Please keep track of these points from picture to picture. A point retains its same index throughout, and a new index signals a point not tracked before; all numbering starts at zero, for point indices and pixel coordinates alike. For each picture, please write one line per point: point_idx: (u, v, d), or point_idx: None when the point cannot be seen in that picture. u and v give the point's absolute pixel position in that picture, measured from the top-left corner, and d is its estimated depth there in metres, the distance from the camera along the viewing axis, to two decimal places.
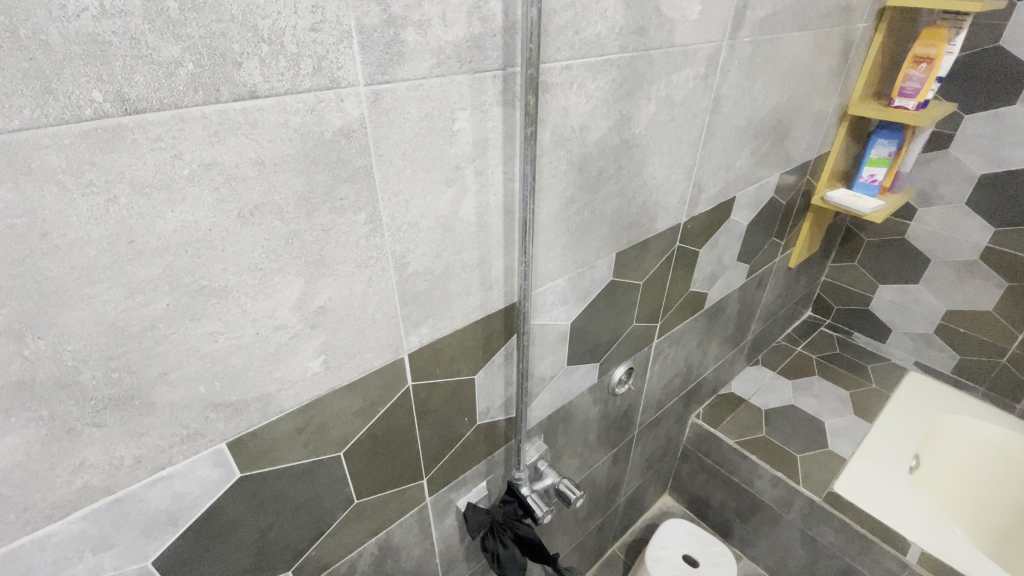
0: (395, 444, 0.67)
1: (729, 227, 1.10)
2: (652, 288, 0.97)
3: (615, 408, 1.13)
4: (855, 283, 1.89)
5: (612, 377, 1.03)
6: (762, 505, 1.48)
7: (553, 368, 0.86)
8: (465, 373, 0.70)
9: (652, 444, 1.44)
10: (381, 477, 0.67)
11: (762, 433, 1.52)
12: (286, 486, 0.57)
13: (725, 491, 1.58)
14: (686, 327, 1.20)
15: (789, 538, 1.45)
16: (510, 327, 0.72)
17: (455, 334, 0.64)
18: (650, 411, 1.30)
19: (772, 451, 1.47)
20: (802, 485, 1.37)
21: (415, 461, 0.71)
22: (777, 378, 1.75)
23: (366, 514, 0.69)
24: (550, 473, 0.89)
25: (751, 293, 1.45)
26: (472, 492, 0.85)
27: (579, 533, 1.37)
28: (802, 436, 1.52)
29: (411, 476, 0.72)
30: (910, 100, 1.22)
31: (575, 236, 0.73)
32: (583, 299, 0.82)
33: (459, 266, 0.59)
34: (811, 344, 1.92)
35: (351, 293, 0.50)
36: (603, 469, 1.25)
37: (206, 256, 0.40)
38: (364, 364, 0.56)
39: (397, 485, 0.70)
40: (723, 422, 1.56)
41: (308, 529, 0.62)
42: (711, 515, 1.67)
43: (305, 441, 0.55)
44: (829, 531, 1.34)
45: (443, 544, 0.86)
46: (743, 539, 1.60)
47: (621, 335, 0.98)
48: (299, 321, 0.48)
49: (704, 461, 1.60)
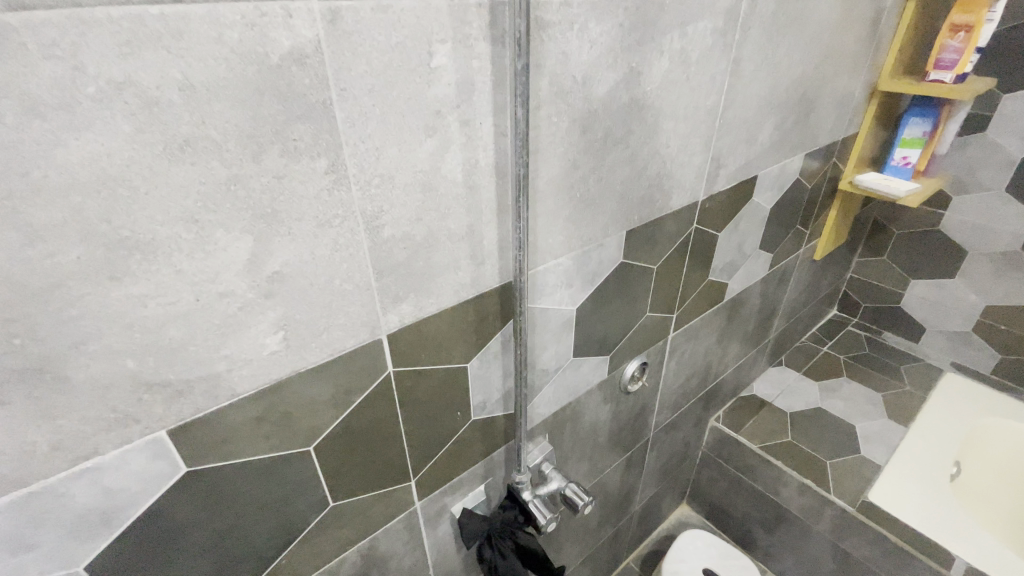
0: (376, 440, 0.59)
1: (753, 209, 1.01)
2: (667, 274, 0.89)
3: (629, 408, 1.04)
4: (884, 278, 1.80)
5: (624, 373, 0.95)
6: (788, 515, 1.38)
7: (557, 359, 0.78)
8: (456, 361, 0.62)
9: (669, 448, 1.34)
10: (360, 477, 0.60)
11: (787, 437, 1.42)
12: (245, 485, 0.49)
13: (747, 500, 1.47)
14: (705, 321, 1.11)
15: (819, 552, 1.34)
16: (507, 309, 0.64)
17: (443, 315, 0.57)
18: (666, 413, 1.21)
19: (798, 456, 1.36)
20: (833, 493, 1.27)
21: (400, 460, 0.63)
22: (802, 379, 1.64)
23: (344, 519, 0.61)
24: (555, 476, 0.81)
25: (774, 287, 1.35)
26: (469, 497, 0.77)
27: (590, 544, 1.28)
28: (830, 441, 1.41)
29: (397, 478, 0.64)
30: (947, 72, 1.14)
31: (580, 209, 0.65)
32: (590, 283, 0.74)
33: (444, 234, 0.52)
34: (837, 344, 1.81)
35: (312, 258, 0.43)
36: (616, 474, 1.16)
37: (126, 199, 0.33)
38: (333, 344, 0.49)
39: (380, 489, 0.63)
40: (745, 426, 1.46)
41: (277, 535, 0.55)
42: (732, 526, 1.57)
43: (267, 432, 0.48)
44: (863, 544, 1.23)
45: (438, 553, 0.78)
46: (767, 552, 1.49)
47: (634, 326, 0.90)
48: (250, 289, 0.41)
49: (725, 469, 1.49)
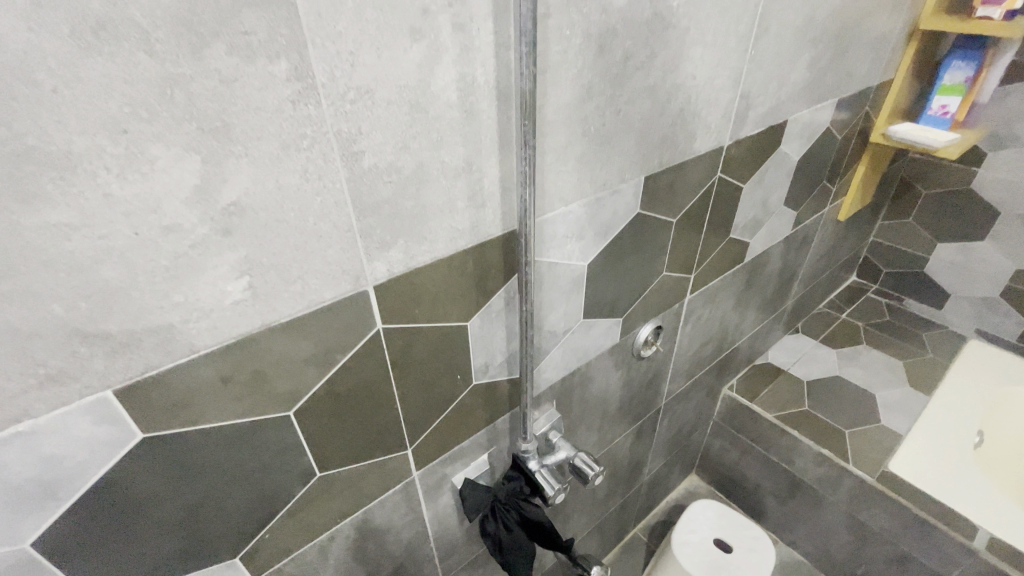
0: (364, 406, 0.53)
1: (780, 160, 0.93)
2: (686, 229, 0.81)
3: (642, 374, 0.98)
4: (908, 242, 1.71)
5: (637, 337, 0.88)
6: (802, 486, 1.33)
7: (567, 320, 0.71)
8: (455, 319, 0.56)
9: (681, 417, 1.29)
10: (350, 446, 0.54)
11: (804, 406, 1.37)
12: (216, 454, 0.44)
13: (760, 470, 1.43)
14: (723, 283, 1.04)
15: (833, 523, 1.30)
16: (511, 261, 0.57)
17: (438, 266, 0.50)
18: (679, 380, 1.15)
19: (815, 425, 1.31)
20: (851, 463, 1.21)
21: (394, 428, 0.58)
22: (819, 347, 1.58)
23: (334, 490, 0.56)
24: (563, 445, 0.76)
25: (795, 250, 1.27)
26: (471, 467, 0.72)
27: (598, 514, 1.24)
28: (849, 410, 1.36)
29: (391, 448, 0.59)
30: (996, 8, 1.03)
31: (594, 147, 0.57)
32: (604, 235, 0.67)
33: (437, 168, 0.44)
34: (856, 311, 1.74)
35: (278, 188, 0.36)
36: (626, 443, 1.11)
37: (27, 97, 0.26)
38: (308, 294, 0.42)
39: (372, 459, 0.57)
40: (760, 394, 1.40)
41: (257, 509, 0.50)
42: (742, 497, 1.53)
43: (237, 394, 0.42)
44: (881, 515, 1.18)
45: (439, 525, 0.74)
46: (778, 522, 1.46)
47: (649, 286, 0.83)
48: (202, 223, 0.34)
49: (737, 439, 1.44)
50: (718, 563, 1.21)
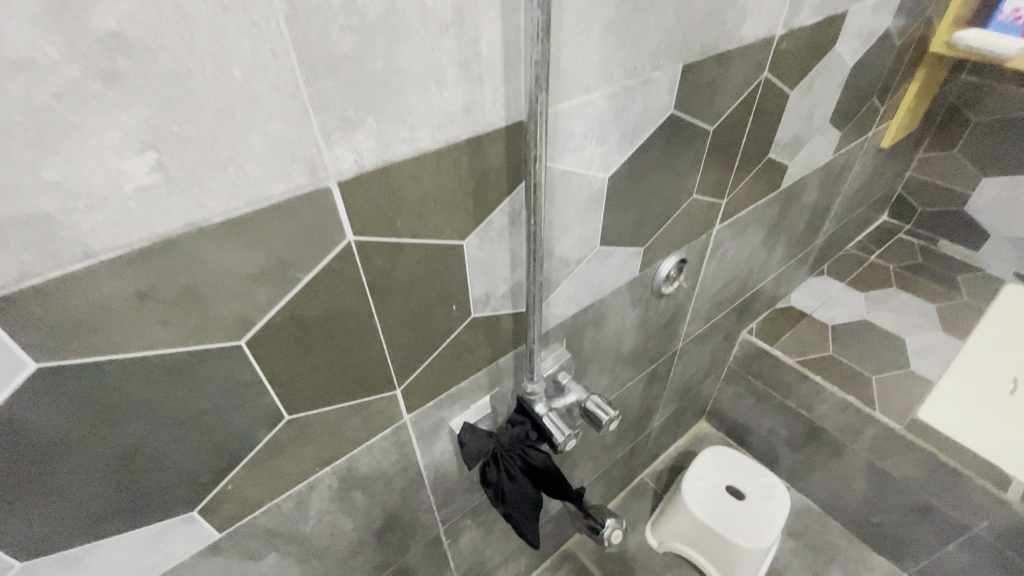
0: (338, 340, 0.44)
1: (832, 65, 0.79)
2: (722, 143, 0.69)
3: (661, 314, 0.89)
4: (949, 178, 1.56)
5: (659, 271, 0.78)
6: (820, 433, 1.27)
7: (583, 247, 0.61)
8: (449, 236, 0.45)
9: (697, 362, 1.20)
10: (323, 385, 0.45)
11: (828, 351, 1.28)
12: (147, 390, 0.35)
13: (775, 417, 1.36)
14: (754, 213, 0.92)
15: (851, 471, 1.24)
16: (518, 165, 0.46)
17: (425, 162, 0.39)
18: (698, 322, 1.06)
19: (839, 371, 1.23)
20: (877, 410, 1.14)
21: (376, 366, 0.49)
22: (846, 290, 1.48)
23: (308, 435, 0.48)
24: (574, 387, 0.68)
25: (832, 180, 1.14)
26: (471, 411, 0.64)
27: (605, 460, 1.19)
28: (876, 356, 1.27)
29: (374, 389, 0.50)
30: None
31: (624, 15, 0.45)
32: (630, 141, 0.55)
33: (417, 18, 0.33)
34: (886, 253, 1.62)
35: (183, 18, 0.26)
36: (639, 388, 1.04)
37: None
38: (247, 186, 0.32)
39: (351, 401, 0.49)
40: (781, 339, 1.32)
41: (213, 456, 0.42)
42: (754, 443, 1.47)
43: (164, 316, 0.33)
44: (905, 464, 1.12)
45: (435, 473, 0.67)
46: (791, 469, 1.41)
47: (677, 211, 0.71)
48: (71, 63, 0.24)
49: (753, 386, 1.37)
50: (730, 511, 1.17)
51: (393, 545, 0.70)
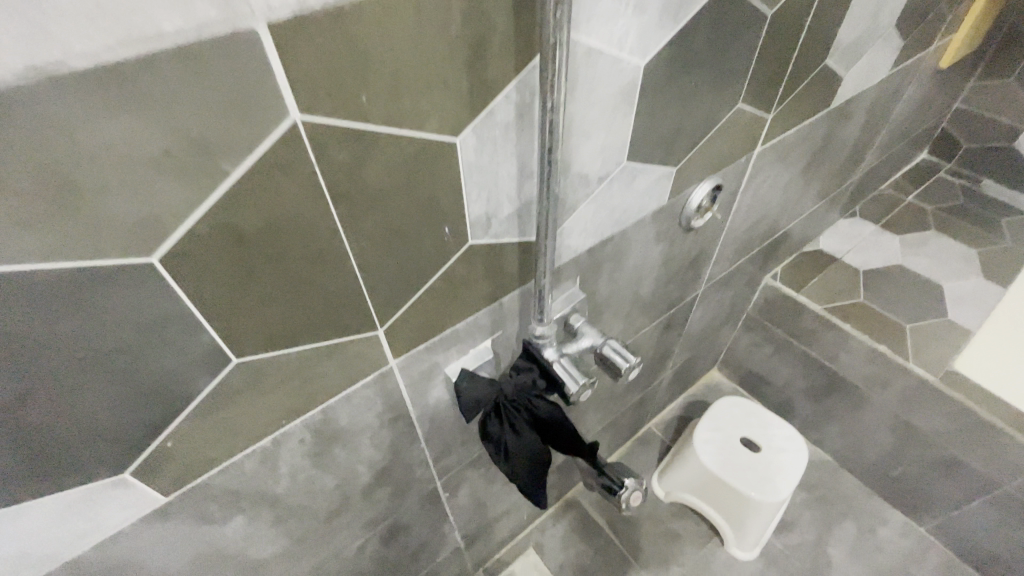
0: (292, 264, 0.34)
1: None
2: (778, 37, 0.56)
3: (688, 252, 0.78)
4: (1003, 109, 1.41)
5: (691, 199, 0.66)
6: (843, 385, 1.19)
7: (609, 161, 0.49)
8: (439, 129, 0.34)
9: (716, 308, 1.11)
10: (280, 320, 0.36)
11: (859, 297, 1.19)
12: (22, 322, 0.26)
13: (794, 367, 1.28)
14: (799, 136, 0.80)
15: (873, 424, 1.18)
16: (530, 33, 0.34)
17: (399, 9, 0.28)
18: (723, 263, 0.95)
19: (870, 319, 1.14)
20: (910, 360, 1.06)
21: (348, 301, 0.39)
22: (879, 233, 1.36)
23: (268, 382, 0.39)
24: (588, 331, 0.58)
25: (882, 104, 1.00)
26: (470, 357, 0.54)
27: (614, 410, 1.12)
28: (910, 304, 1.17)
29: (347, 330, 0.41)
30: None
31: None
32: (673, 16, 0.43)
33: None
34: (923, 194, 1.49)
35: None
36: (655, 335, 0.95)
37: None
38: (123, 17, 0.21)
39: (319, 343, 0.40)
40: (808, 284, 1.22)
41: (139, 407, 0.33)
42: (769, 394, 1.41)
43: (24, 216, 0.23)
44: (935, 418, 1.04)
45: (429, 424, 0.59)
46: (806, 421, 1.34)
47: (718, 124, 0.59)
48: None
49: (773, 334, 1.28)
50: (744, 463, 1.11)
51: (383, 500, 0.63)
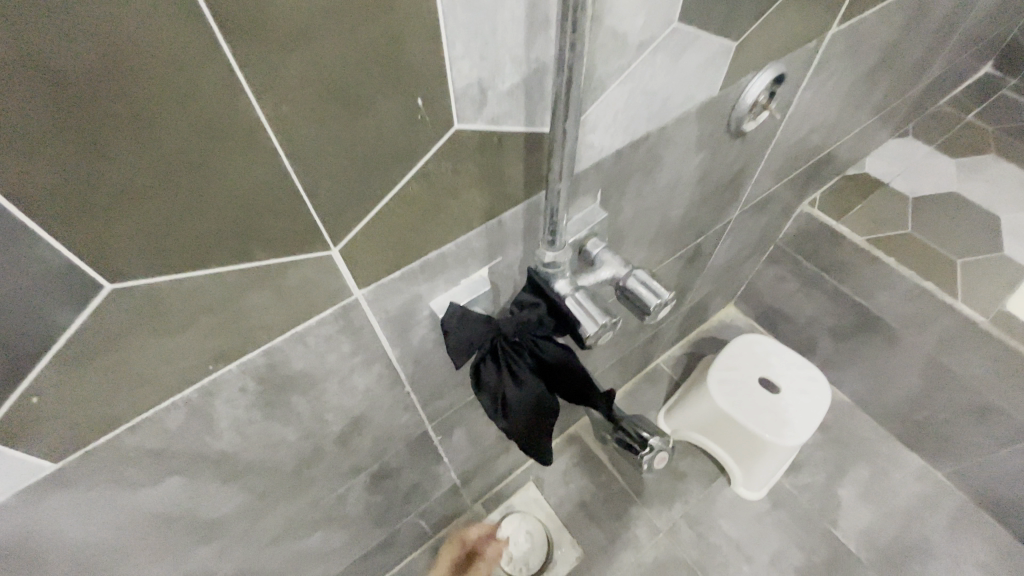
0: (166, 136, 0.22)
1: None
2: None
3: (730, 167, 0.64)
4: None
5: (747, 95, 0.52)
6: (875, 324, 1.09)
7: (655, 19, 0.35)
8: None
9: (746, 237, 0.99)
10: (170, 226, 0.25)
11: (906, 229, 1.05)
12: None
13: (820, 304, 1.18)
14: (878, 20, 0.63)
15: (902, 366, 1.09)
16: None
17: None
18: (762, 184, 0.81)
19: (915, 253, 1.02)
20: (959, 299, 0.95)
21: (273, 205, 0.27)
22: (931, 156, 1.20)
23: (173, 315, 0.28)
24: (610, 260, 0.46)
25: None
26: (461, 289, 0.43)
27: (624, 346, 1.03)
28: (961, 237, 1.04)
29: (279, 248, 0.29)
30: None
31: None
32: None
33: None
34: (985, 113, 1.31)
35: None
36: (678, 266, 0.83)
37: None
38: None
39: (238, 265, 0.29)
40: (849, 213, 1.08)
41: None
42: (788, 331, 1.31)
43: None
44: (976, 362, 0.95)
45: (413, 367, 0.49)
46: (826, 361, 1.26)
47: None
48: None
49: (802, 268, 1.16)
50: (761, 405, 1.03)
51: (363, 449, 0.55)
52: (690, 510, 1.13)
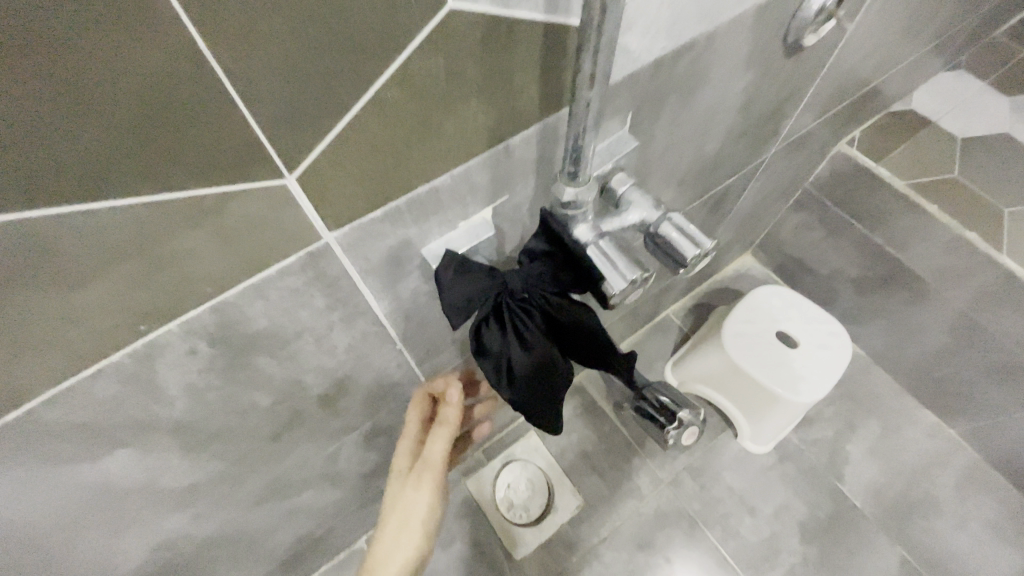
0: None
1: None
2: None
3: (779, 93, 0.55)
4: None
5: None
6: (905, 276, 1.02)
7: None
8: None
9: (776, 180, 0.89)
10: (36, 135, 0.17)
11: (953, 174, 0.96)
12: None
13: (847, 255, 1.10)
14: None
15: (929, 322, 1.02)
16: None
17: None
18: (804, 118, 0.71)
19: (961, 201, 0.93)
20: (1005, 253, 0.87)
21: (192, 113, 0.20)
22: (988, 91, 1.07)
23: (71, 259, 0.21)
24: (639, 201, 0.38)
25: None
26: (460, 234, 0.35)
27: None
28: (1014, 184, 0.95)
29: (211, 175, 0.22)
30: None
31: None
32: None
33: None
34: None
35: None
36: (703, 210, 0.74)
37: None
38: None
39: (153, 195, 0.21)
40: (892, 154, 0.99)
41: None
42: (808, 283, 1.24)
43: None
44: (1014, 320, 0.89)
45: (404, 323, 0.42)
46: (845, 315, 1.20)
47: None
48: None
49: (830, 215, 1.07)
50: (778, 360, 0.98)
51: (351, 410, 0.50)
52: (694, 463, 1.09)
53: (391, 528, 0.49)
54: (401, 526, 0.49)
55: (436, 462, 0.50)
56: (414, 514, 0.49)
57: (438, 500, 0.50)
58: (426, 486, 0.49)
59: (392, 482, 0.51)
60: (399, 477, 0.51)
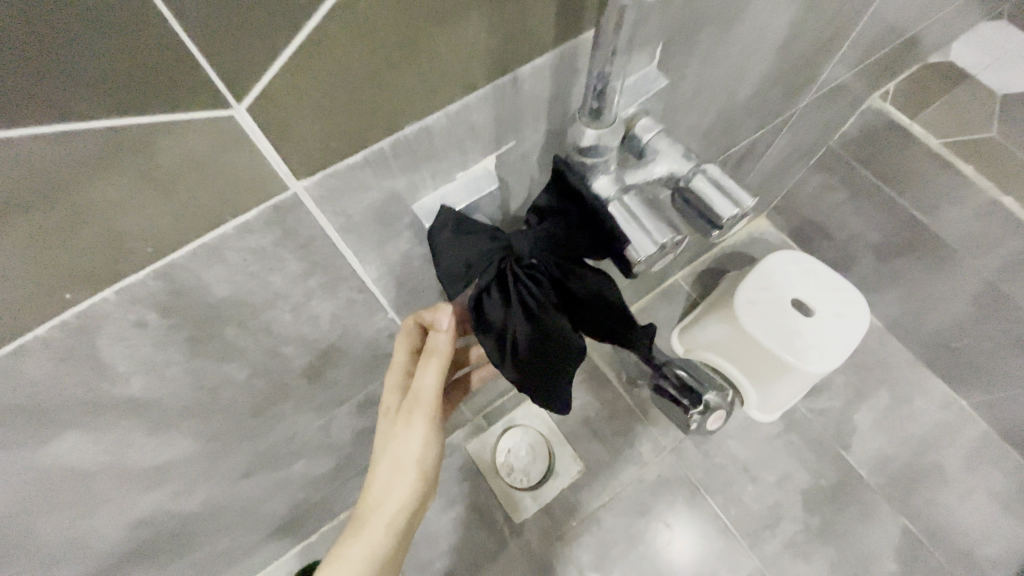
0: None
1: None
2: None
3: (824, 29, 0.48)
4: None
5: None
6: (929, 241, 0.96)
7: None
8: None
9: (802, 136, 0.83)
10: None
11: (993, 132, 0.88)
12: None
13: (870, 218, 1.04)
14: None
15: (951, 291, 0.97)
16: None
17: None
18: (842, 65, 0.64)
19: (999, 162, 0.86)
20: None
21: (82, 10, 0.15)
22: None
23: None
24: (666, 150, 0.33)
25: None
26: (458, 188, 0.30)
27: None
28: None
29: (124, 100, 0.17)
30: None
31: None
32: None
33: None
34: None
35: None
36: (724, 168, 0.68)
37: None
38: None
39: (46, 125, 0.16)
40: (930, 108, 0.91)
41: None
42: (824, 248, 1.18)
43: None
44: None
45: (395, 289, 0.38)
46: (862, 282, 1.15)
47: None
48: None
49: (855, 176, 1.01)
50: (792, 328, 0.93)
51: (341, 381, 0.46)
52: None
53: (383, 472, 0.43)
54: (394, 468, 0.42)
55: (429, 396, 0.42)
56: (408, 453, 0.43)
57: (434, 436, 0.43)
58: (418, 423, 0.42)
59: (381, 420, 0.44)
60: (388, 417, 0.43)
